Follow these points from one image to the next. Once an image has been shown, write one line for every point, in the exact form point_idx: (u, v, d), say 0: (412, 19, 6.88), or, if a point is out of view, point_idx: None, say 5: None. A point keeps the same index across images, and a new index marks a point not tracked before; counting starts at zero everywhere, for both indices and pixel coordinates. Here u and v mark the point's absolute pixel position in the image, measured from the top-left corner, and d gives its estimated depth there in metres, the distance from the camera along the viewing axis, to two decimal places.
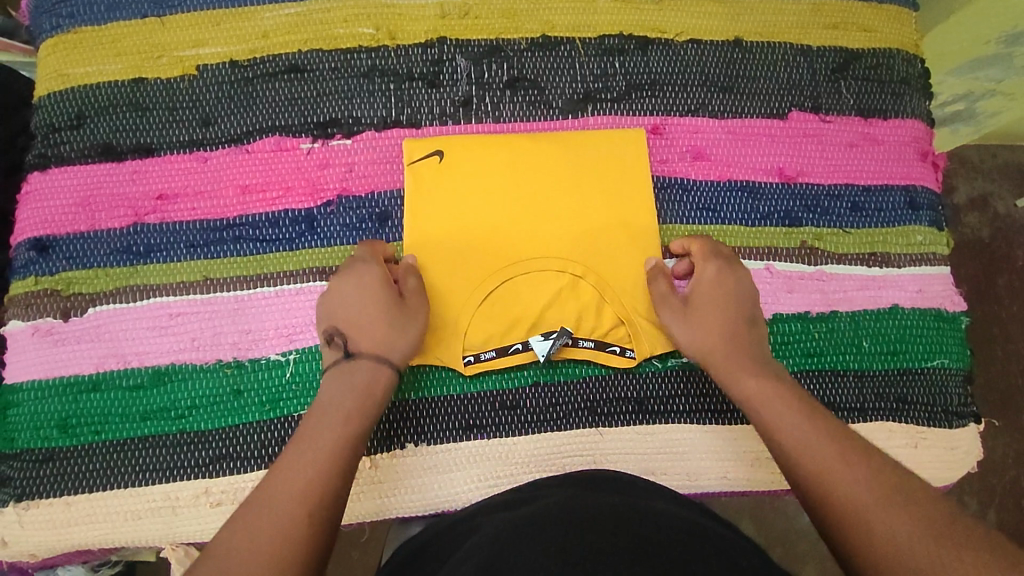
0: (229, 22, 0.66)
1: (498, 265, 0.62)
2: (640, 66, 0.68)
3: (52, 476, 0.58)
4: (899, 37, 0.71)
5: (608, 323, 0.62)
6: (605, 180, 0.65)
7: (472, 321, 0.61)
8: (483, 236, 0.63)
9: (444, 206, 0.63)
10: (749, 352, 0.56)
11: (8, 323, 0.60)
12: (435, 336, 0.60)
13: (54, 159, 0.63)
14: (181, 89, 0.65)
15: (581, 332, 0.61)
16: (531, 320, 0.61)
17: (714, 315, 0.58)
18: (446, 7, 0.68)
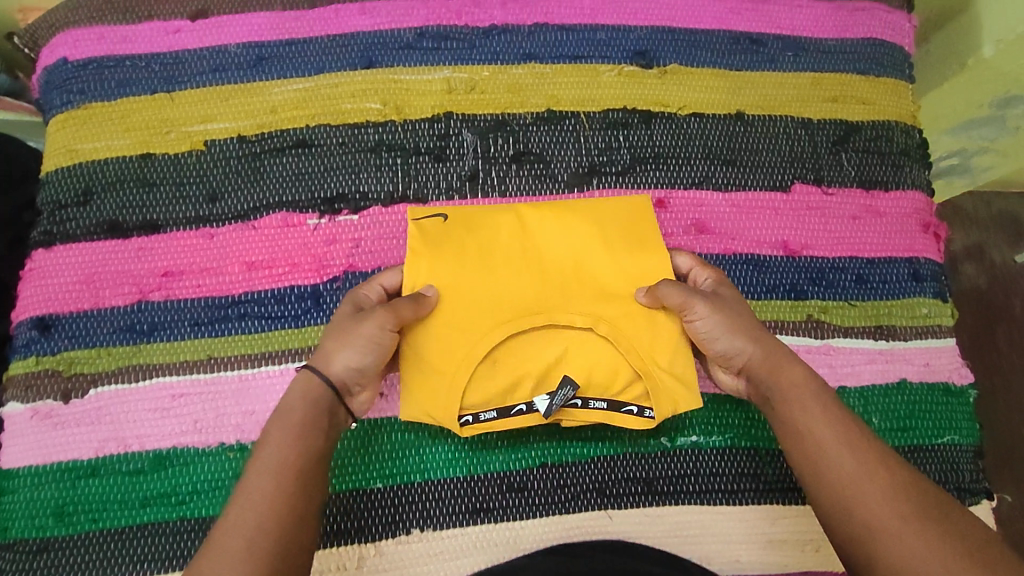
0: (237, 97, 0.67)
1: (501, 321, 0.58)
2: (644, 140, 0.69)
3: (47, 568, 0.56)
4: (898, 109, 0.73)
5: (621, 381, 0.58)
6: (613, 231, 0.62)
7: (474, 381, 0.57)
8: (485, 293, 0.59)
9: (444, 262, 0.60)
10: (786, 352, 0.55)
11: (5, 405, 0.59)
12: (434, 397, 0.57)
13: (58, 235, 0.63)
14: (189, 164, 0.65)
15: (591, 392, 0.58)
16: (536, 379, 0.58)
17: (746, 314, 0.57)
18: (452, 82, 0.69)
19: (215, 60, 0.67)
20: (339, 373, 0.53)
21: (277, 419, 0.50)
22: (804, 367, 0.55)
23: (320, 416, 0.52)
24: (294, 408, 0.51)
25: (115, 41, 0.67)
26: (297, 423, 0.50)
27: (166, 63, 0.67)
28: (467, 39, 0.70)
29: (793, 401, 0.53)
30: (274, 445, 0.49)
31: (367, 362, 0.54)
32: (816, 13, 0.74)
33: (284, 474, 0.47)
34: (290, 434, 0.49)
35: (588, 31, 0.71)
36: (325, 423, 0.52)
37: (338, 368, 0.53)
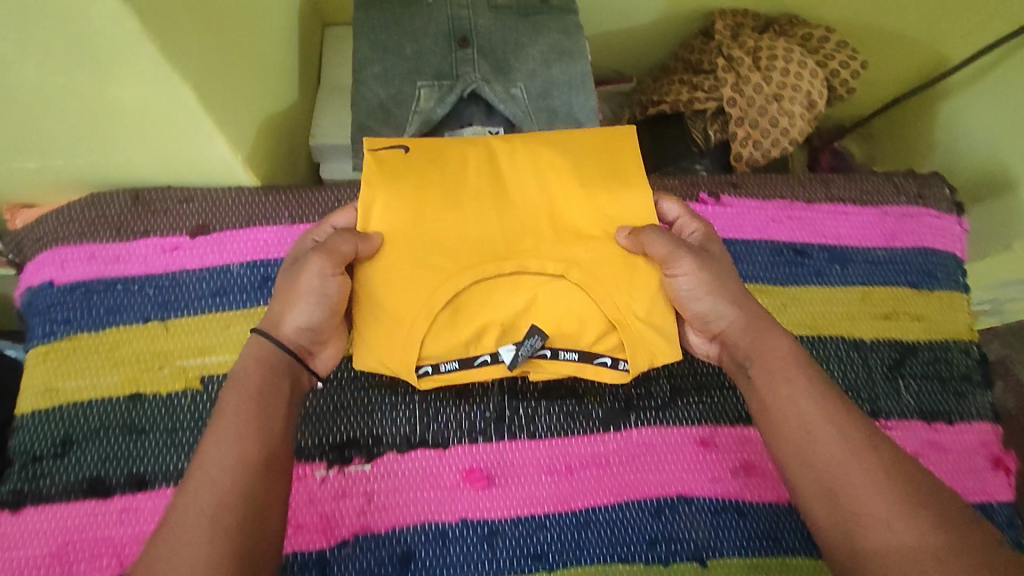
0: (240, 325, 0.61)
1: (465, 263, 0.55)
2: (683, 369, 0.64)
3: None
4: (954, 325, 0.67)
5: (594, 333, 0.56)
6: (591, 168, 0.59)
7: (435, 328, 0.55)
8: (449, 235, 0.56)
9: (403, 203, 0.56)
10: (769, 319, 0.54)
11: None
12: (394, 343, 0.54)
13: (28, 494, 0.55)
14: (183, 405, 0.58)
15: (562, 342, 0.56)
16: (500, 329, 0.56)
17: (727, 273, 0.56)
18: None
19: (217, 282, 0.62)
20: (290, 335, 0.52)
21: (234, 388, 0.47)
22: (787, 334, 0.53)
23: (281, 379, 0.50)
24: (250, 373, 0.49)
25: (107, 261, 0.61)
26: (253, 393, 0.47)
27: (162, 287, 0.61)
28: None
29: (775, 376, 0.50)
30: (230, 415, 0.46)
31: (318, 316, 0.53)
32: (862, 220, 0.69)
33: (241, 444, 0.44)
34: (247, 401, 0.47)
35: None
36: (285, 387, 0.50)
37: (293, 325, 0.52)
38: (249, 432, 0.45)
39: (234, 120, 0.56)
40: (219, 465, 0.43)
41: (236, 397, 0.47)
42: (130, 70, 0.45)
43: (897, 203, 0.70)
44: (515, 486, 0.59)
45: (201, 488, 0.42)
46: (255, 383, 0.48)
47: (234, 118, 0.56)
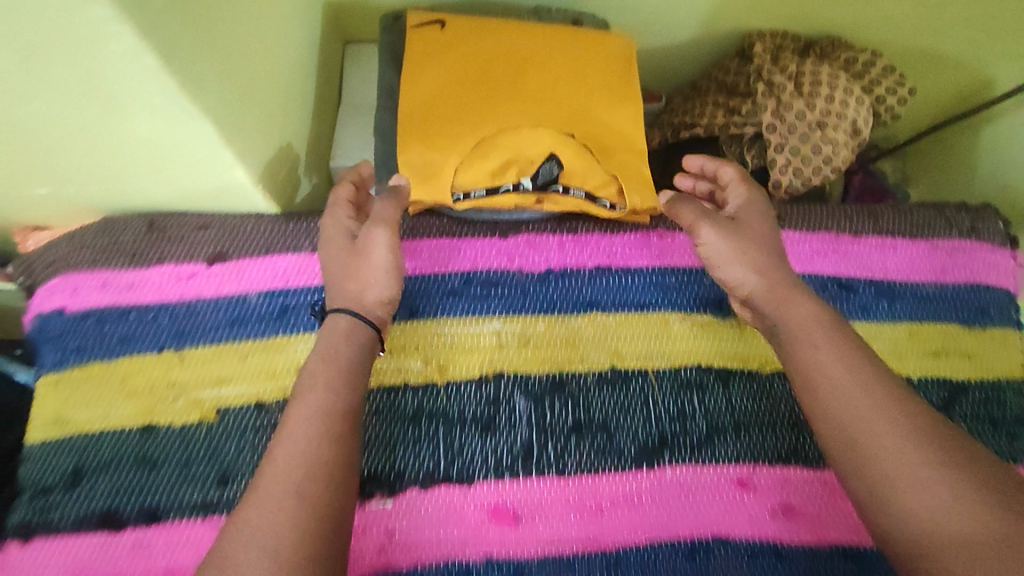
0: (259, 355, 0.58)
1: (494, 116, 0.64)
2: (721, 406, 0.61)
3: None
4: (1006, 364, 0.64)
5: (601, 178, 0.63)
6: (588, 63, 0.68)
7: (466, 162, 0.62)
8: (479, 96, 0.65)
9: (443, 71, 0.67)
10: (800, 290, 0.54)
11: None
12: (430, 174, 0.62)
13: (36, 526, 0.53)
14: (198, 437, 0.56)
15: (573, 181, 0.62)
16: (523, 164, 0.61)
17: (768, 244, 0.56)
18: (503, 337, 0.61)
19: (233, 310, 0.59)
20: (373, 306, 0.53)
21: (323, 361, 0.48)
22: (819, 304, 0.52)
23: (363, 356, 0.51)
24: (338, 353, 0.49)
25: (121, 288, 0.59)
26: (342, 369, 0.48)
27: (177, 315, 0.59)
28: (519, 286, 0.62)
29: (801, 349, 0.50)
30: (317, 391, 0.46)
31: (392, 286, 0.54)
32: (911, 254, 0.66)
33: (324, 422, 0.45)
34: (335, 378, 0.47)
35: (655, 274, 0.64)
36: (363, 368, 0.50)
37: (372, 300, 0.53)
38: (329, 407, 0.45)
39: (252, 149, 0.56)
40: (303, 442, 0.43)
41: (321, 372, 0.47)
42: (145, 105, 0.46)
43: (948, 237, 0.67)
44: (544, 523, 0.57)
45: (287, 464, 0.42)
46: (340, 360, 0.49)
47: (253, 146, 0.56)
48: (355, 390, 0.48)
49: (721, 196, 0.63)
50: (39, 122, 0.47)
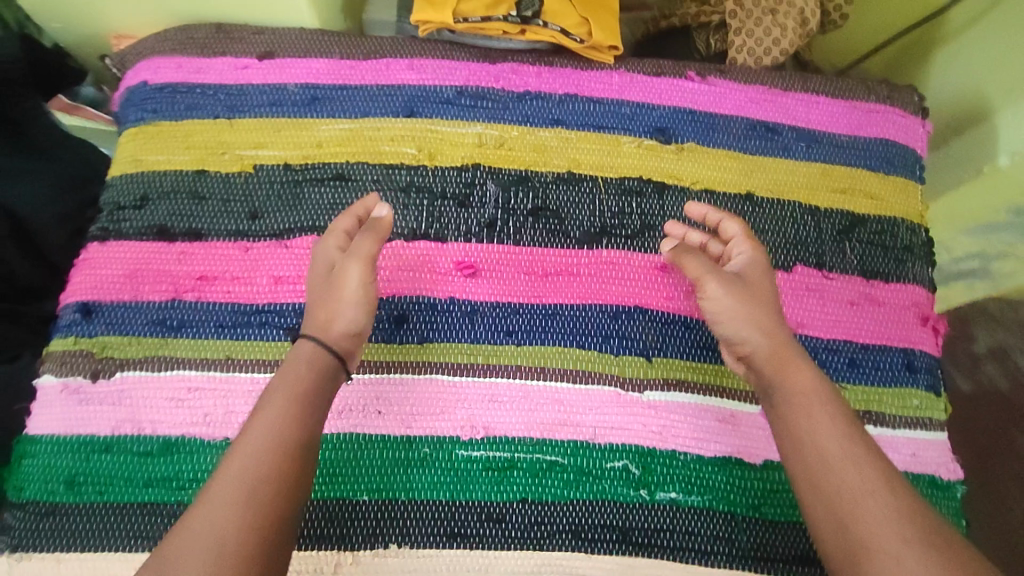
0: (289, 130, 0.74)
1: None
2: (656, 210, 0.73)
3: (52, 530, 0.59)
4: (904, 208, 0.76)
5: (574, 17, 0.76)
6: None
7: None
8: None
9: None
10: (796, 352, 0.60)
11: (42, 375, 0.64)
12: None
13: (111, 232, 0.69)
14: (237, 183, 0.72)
15: (551, 17, 0.76)
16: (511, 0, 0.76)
17: (766, 303, 0.62)
18: (483, 137, 0.75)
19: (275, 95, 0.75)
20: (336, 338, 0.60)
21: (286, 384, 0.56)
22: (813, 372, 0.59)
23: (326, 382, 0.58)
24: (302, 373, 0.57)
25: (191, 71, 0.76)
26: (301, 392, 0.56)
27: (231, 94, 0.75)
28: (502, 101, 0.76)
29: (801, 412, 0.57)
30: (277, 403, 0.55)
31: (360, 316, 0.61)
32: (832, 109, 0.78)
33: (274, 440, 0.53)
34: (292, 399, 0.55)
35: (614, 105, 0.77)
36: (328, 385, 0.58)
37: (339, 328, 0.60)
38: (286, 413, 0.55)
39: None
40: (264, 442, 0.53)
41: (287, 384, 0.56)
42: None
43: (866, 100, 0.79)
44: (499, 278, 0.70)
45: (239, 472, 0.51)
46: (305, 375, 0.57)
47: None
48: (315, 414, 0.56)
49: (717, 250, 0.68)
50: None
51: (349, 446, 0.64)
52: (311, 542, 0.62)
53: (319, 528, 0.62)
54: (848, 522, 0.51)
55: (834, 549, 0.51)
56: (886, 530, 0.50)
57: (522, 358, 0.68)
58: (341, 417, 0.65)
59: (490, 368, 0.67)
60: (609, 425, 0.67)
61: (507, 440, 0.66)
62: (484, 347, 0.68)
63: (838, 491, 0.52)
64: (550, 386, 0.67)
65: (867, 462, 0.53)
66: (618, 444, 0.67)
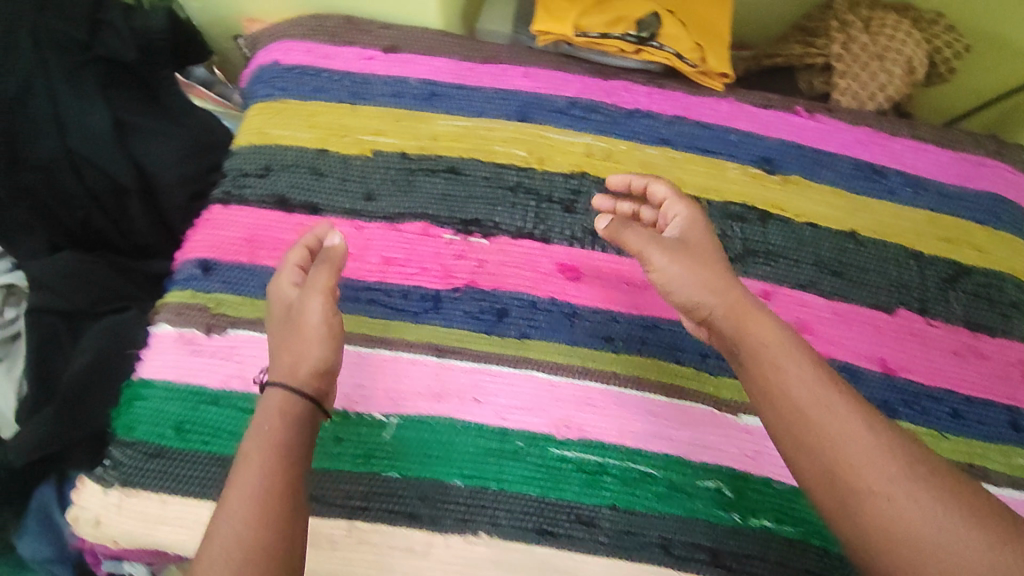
0: (408, 121, 0.77)
1: None
2: (760, 236, 0.74)
3: (157, 473, 0.61)
4: (1011, 263, 0.76)
5: (689, 43, 0.78)
6: None
7: (587, 12, 0.78)
8: None
9: None
10: (753, 301, 0.56)
11: (159, 323, 0.67)
12: (558, 13, 0.78)
13: (233, 197, 0.73)
14: (355, 165, 0.75)
15: (667, 41, 0.78)
16: (630, 22, 0.78)
17: (710, 258, 0.59)
18: (592, 147, 0.77)
19: (396, 87, 0.79)
20: (306, 380, 0.57)
21: (258, 439, 0.52)
22: (773, 320, 0.54)
23: (301, 430, 0.55)
24: (274, 427, 0.54)
25: (319, 55, 0.80)
26: (277, 442, 0.53)
27: (356, 82, 0.78)
28: (613, 116, 0.78)
29: (766, 367, 0.52)
30: (254, 468, 0.50)
31: (327, 353, 0.59)
32: (940, 159, 0.79)
33: (253, 502, 0.49)
34: (268, 454, 0.51)
35: (723, 131, 0.79)
36: (303, 437, 0.55)
37: (314, 360, 0.58)
38: (263, 473, 0.50)
39: None
40: (241, 505, 0.48)
41: (256, 444, 0.52)
42: None
43: (976, 153, 0.80)
44: (598, 284, 0.71)
45: (224, 546, 0.47)
46: (277, 430, 0.54)
47: None
48: (292, 466, 0.52)
49: (652, 215, 0.67)
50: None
51: (437, 428, 0.64)
52: (401, 521, 0.60)
53: (408, 508, 0.61)
54: (834, 469, 0.47)
55: (824, 496, 0.47)
56: (878, 468, 0.46)
57: (618, 365, 0.68)
58: (436, 403, 0.65)
59: (587, 370, 0.67)
60: (704, 444, 0.65)
61: (601, 445, 0.64)
62: (582, 350, 0.68)
63: (814, 438, 0.48)
64: (644, 395, 0.66)
65: (840, 398, 0.49)
66: (710, 464, 0.64)
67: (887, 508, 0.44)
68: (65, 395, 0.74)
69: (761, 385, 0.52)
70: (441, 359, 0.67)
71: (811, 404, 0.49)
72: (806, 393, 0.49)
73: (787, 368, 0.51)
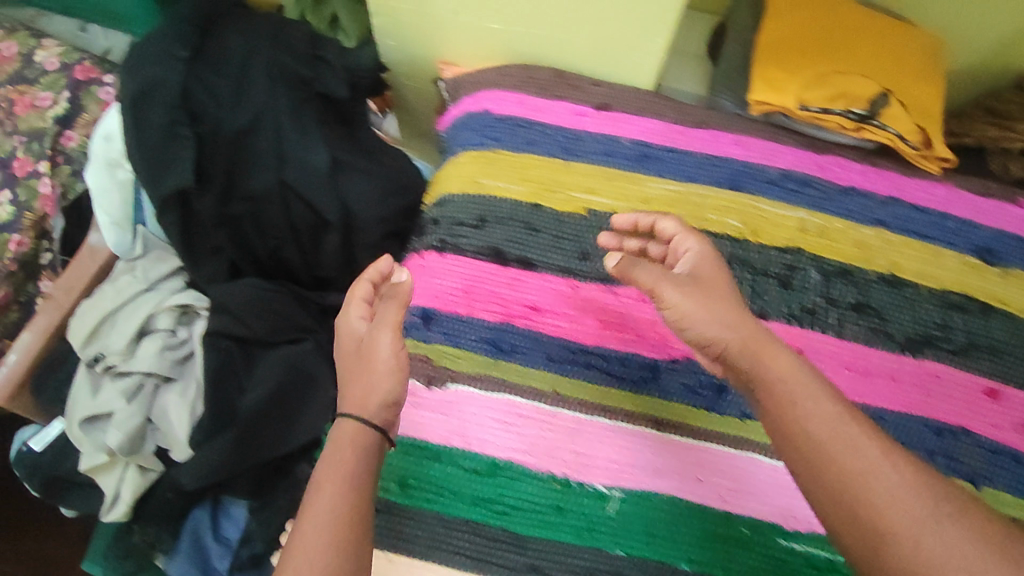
0: (620, 181, 0.77)
1: (834, 60, 0.78)
2: (982, 330, 0.71)
3: (382, 528, 0.62)
4: None
5: (908, 125, 0.77)
6: (910, 39, 0.82)
7: (808, 87, 0.77)
8: (821, 42, 0.80)
9: (794, 18, 0.82)
10: (772, 338, 0.54)
11: None
12: (778, 84, 0.77)
13: (448, 246, 0.73)
14: (570, 222, 0.75)
15: (888, 121, 0.77)
16: (852, 99, 0.77)
17: (727, 296, 0.57)
18: (806, 222, 0.75)
19: (608, 146, 0.78)
20: (377, 412, 0.57)
21: (332, 467, 0.52)
22: (789, 352, 0.53)
23: (373, 460, 0.54)
24: (350, 457, 0.53)
25: (531, 108, 0.80)
26: (350, 469, 0.52)
27: (568, 137, 0.78)
28: (826, 192, 0.77)
29: (785, 401, 0.50)
30: (328, 496, 0.50)
31: (395, 387, 0.58)
32: None
33: (334, 530, 0.48)
34: (342, 481, 0.51)
35: (939, 217, 0.77)
36: (373, 468, 0.54)
37: (384, 392, 0.57)
38: (331, 505, 0.49)
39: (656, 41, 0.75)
40: (321, 537, 0.47)
41: (329, 479, 0.51)
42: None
43: None
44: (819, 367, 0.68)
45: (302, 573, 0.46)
46: (352, 460, 0.53)
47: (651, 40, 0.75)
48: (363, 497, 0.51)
49: (660, 250, 0.65)
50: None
51: (662, 507, 0.63)
52: None
53: None
54: (854, 506, 0.44)
55: (852, 540, 0.44)
56: (907, 508, 0.43)
57: None
58: (656, 478, 0.64)
59: None
60: None
61: None
62: None
63: (842, 482, 0.45)
64: None
65: (867, 441, 0.46)
66: None
67: (910, 547, 0.41)
68: (243, 426, 0.82)
69: (780, 427, 0.49)
70: (663, 433, 0.66)
71: (871, 467, 0.45)
72: (825, 429, 0.47)
73: (809, 406, 0.48)
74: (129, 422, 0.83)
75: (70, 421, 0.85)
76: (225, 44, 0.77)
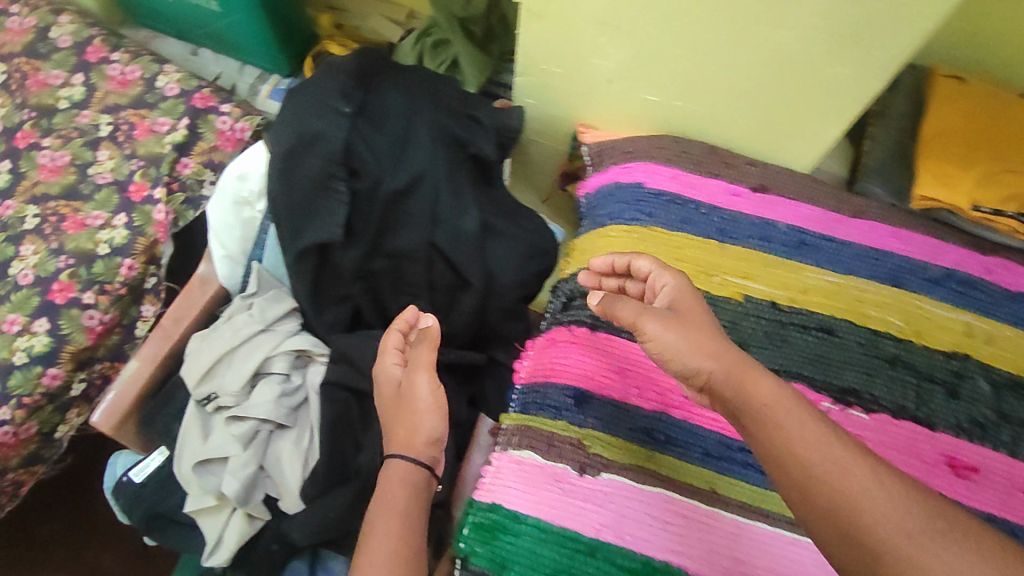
0: (778, 269, 0.75)
1: (1005, 160, 0.77)
2: None
3: None
4: None
5: None
6: None
7: (978, 187, 0.76)
8: (993, 140, 0.79)
9: (961, 114, 0.81)
10: (754, 361, 0.51)
11: (524, 450, 0.68)
12: (944, 182, 0.77)
13: (602, 324, 0.73)
14: (725, 308, 0.74)
15: None
16: None
17: (707, 324, 0.54)
18: (972, 327, 0.73)
19: (765, 230, 0.77)
20: (425, 448, 0.67)
21: (380, 510, 0.62)
22: (774, 378, 0.50)
23: (416, 495, 0.65)
24: (398, 494, 0.64)
25: (686, 184, 0.79)
26: (396, 512, 0.62)
27: (724, 218, 0.77)
28: (993, 297, 0.75)
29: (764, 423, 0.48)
30: (379, 535, 0.60)
31: (437, 423, 0.68)
32: None
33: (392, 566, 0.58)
34: (393, 519, 0.61)
35: None
36: (418, 501, 0.65)
37: (428, 432, 0.67)
38: (393, 526, 0.61)
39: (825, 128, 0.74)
40: (385, 550, 0.59)
41: (383, 510, 0.62)
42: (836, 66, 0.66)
43: None
44: (992, 486, 0.67)
45: None
46: (410, 487, 0.65)
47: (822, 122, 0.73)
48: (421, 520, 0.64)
49: (639, 287, 0.64)
50: (767, 48, 0.67)
51: None
52: None
53: None
54: (855, 534, 0.42)
55: (850, 559, 0.42)
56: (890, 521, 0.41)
57: None
58: None
59: None
60: None
61: None
62: None
63: (836, 502, 0.43)
64: None
65: (853, 460, 0.44)
66: None
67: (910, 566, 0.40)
68: (367, 480, 0.82)
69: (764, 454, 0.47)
70: None
71: (823, 466, 0.44)
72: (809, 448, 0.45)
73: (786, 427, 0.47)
74: (245, 471, 0.81)
75: (180, 461, 0.84)
76: (385, 102, 0.75)
